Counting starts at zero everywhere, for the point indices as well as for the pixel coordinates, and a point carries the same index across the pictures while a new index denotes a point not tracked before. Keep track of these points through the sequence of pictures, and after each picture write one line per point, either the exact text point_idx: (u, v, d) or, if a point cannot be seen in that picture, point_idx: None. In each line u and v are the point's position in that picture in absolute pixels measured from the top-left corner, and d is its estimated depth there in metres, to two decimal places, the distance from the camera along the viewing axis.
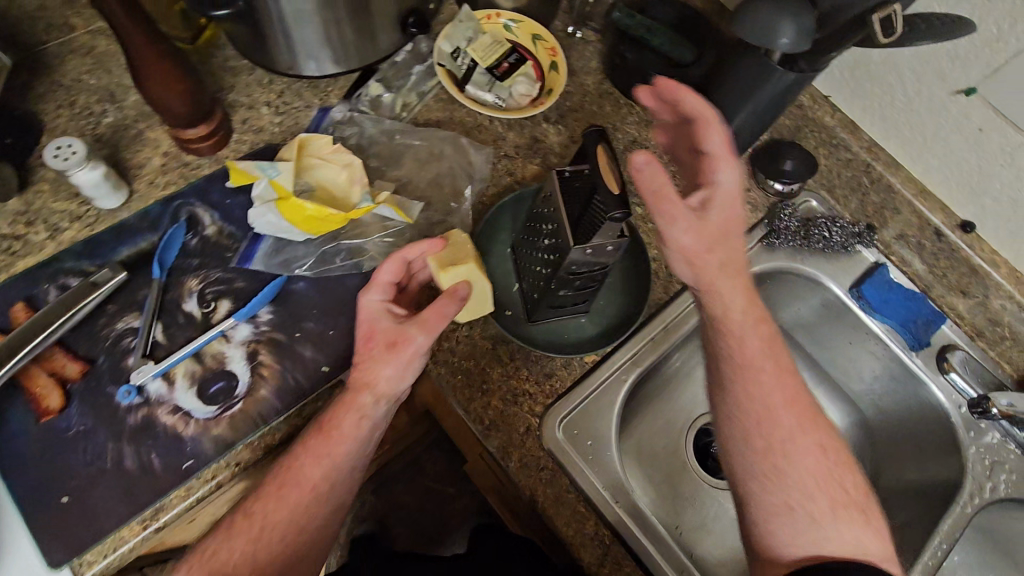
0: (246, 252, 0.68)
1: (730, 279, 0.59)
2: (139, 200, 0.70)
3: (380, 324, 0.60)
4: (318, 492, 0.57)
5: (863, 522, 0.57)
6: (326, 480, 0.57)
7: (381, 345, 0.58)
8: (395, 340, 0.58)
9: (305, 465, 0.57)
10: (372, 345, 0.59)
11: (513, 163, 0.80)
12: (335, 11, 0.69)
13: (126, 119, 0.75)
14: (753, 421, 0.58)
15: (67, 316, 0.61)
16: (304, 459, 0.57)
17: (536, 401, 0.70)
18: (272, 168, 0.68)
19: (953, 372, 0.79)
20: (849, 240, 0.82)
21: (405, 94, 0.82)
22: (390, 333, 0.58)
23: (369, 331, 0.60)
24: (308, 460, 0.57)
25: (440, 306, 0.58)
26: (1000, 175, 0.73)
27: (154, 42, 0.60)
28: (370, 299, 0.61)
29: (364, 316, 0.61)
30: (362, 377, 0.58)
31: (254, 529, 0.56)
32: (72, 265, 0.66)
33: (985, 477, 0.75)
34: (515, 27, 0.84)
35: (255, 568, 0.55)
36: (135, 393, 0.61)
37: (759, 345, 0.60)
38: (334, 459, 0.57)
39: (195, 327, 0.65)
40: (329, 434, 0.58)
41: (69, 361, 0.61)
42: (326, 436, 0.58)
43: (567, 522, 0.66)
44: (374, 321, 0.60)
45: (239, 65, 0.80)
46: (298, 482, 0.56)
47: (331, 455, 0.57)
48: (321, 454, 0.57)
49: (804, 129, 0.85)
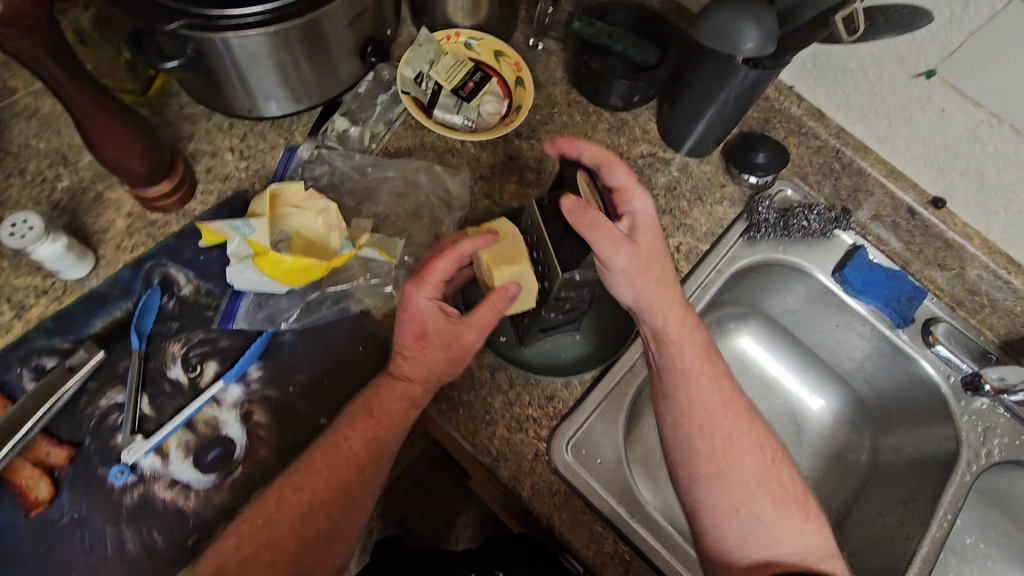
0: (227, 310, 0.66)
1: (664, 291, 0.61)
2: (107, 267, 0.68)
3: (435, 324, 0.59)
4: (355, 472, 0.58)
5: (804, 517, 0.59)
6: (365, 459, 0.58)
7: (437, 344, 0.59)
8: (451, 339, 0.59)
9: (347, 443, 0.59)
10: (426, 344, 0.59)
11: (489, 185, 0.79)
12: (290, 51, 0.67)
13: (83, 181, 0.71)
14: (695, 426, 0.60)
15: (50, 401, 0.58)
16: (346, 437, 0.59)
17: (541, 425, 0.70)
18: (245, 225, 0.62)
19: (939, 344, 0.81)
20: (827, 226, 0.84)
21: (372, 125, 0.80)
22: (447, 333, 0.59)
23: (421, 329, 0.59)
24: (359, 441, 0.58)
25: (496, 304, 0.59)
26: (965, 151, 0.74)
27: (105, 106, 0.57)
28: (421, 297, 0.59)
29: (416, 314, 0.60)
30: (413, 372, 0.60)
31: (287, 505, 0.56)
32: (44, 345, 0.63)
33: (980, 444, 0.77)
34: (476, 45, 0.83)
35: (294, 544, 0.56)
36: (128, 472, 0.59)
37: (696, 353, 0.62)
38: (378, 441, 0.59)
39: (184, 394, 0.63)
40: (381, 420, 0.59)
41: (53, 447, 0.59)
42: (376, 419, 0.60)
43: (586, 543, 0.66)
44: (426, 320, 0.59)
45: (196, 111, 0.78)
46: (337, 461, 0.58)
47: (382, 440, 0.59)
48: (373, 438, 0.59)
49: (772, 121, 0.86)
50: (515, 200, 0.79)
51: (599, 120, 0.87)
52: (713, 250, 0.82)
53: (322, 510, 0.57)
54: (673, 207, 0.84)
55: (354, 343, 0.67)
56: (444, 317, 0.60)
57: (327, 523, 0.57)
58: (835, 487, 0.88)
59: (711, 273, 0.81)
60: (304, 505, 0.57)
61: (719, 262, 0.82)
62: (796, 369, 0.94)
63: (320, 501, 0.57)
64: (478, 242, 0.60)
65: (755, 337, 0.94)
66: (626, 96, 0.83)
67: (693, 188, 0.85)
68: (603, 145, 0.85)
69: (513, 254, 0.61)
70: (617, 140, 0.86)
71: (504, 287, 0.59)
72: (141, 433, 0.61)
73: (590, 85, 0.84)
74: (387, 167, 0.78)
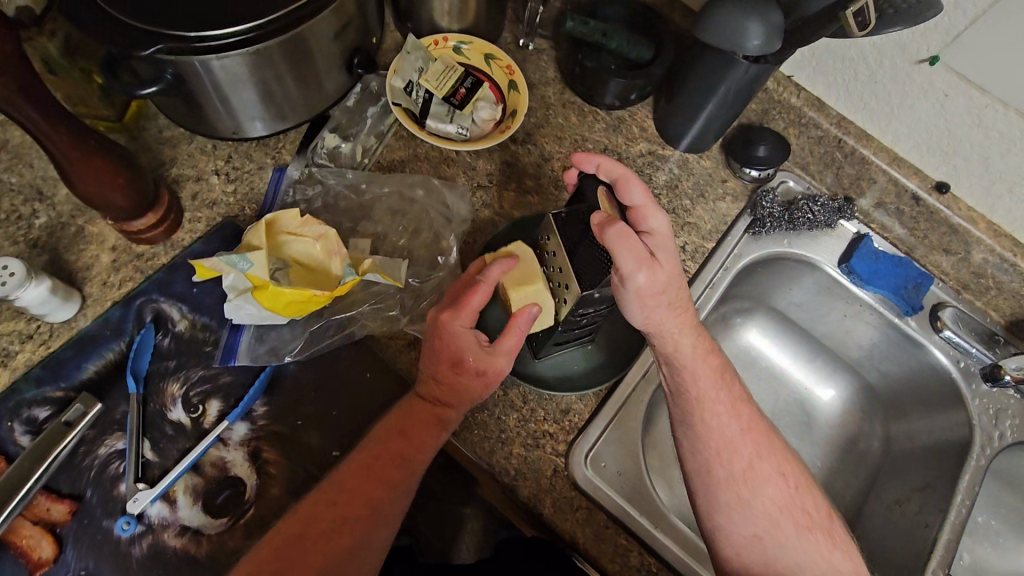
0: (228, 348, 0.63)
1: (677, 316, 0.58)
2: (95, 306, 0.64)
3: (469, 353, 0.57)
4: (387, 485, 0.57)
5: (830, 543, 0.58)
6: (397, 472, 0.57)
7: (472, 373, 0.58)
8: (485, 368, 0.58)
9: (379, 456, 0.57)
10: (461, 372, 0.58)
11: (488, 194, 0.77)
12: (274, 69, 0.64)
13: (61, 216, 0.68)
14: (714, 453, 0.59)
15: (49, 455, 0.56)
16: (378, 450, 0.58)
17: (558, 440, 0.68)
18: (242, 261, 0.58)
19: (948, 329, 0.80)
20: (833, 216, 0.83)
21: (363, 139, 0.77)
22: (481, 363, 0.58)
23: (457, 357, 0.58)
24: (389, 453, 0.57)
25: (520, 327, 0.58)
26: (969, 136, 0.73)
27: (81, 142, 0.54)
28: (457, 325, 0.57)
29: (452, 341, 0.57)
30: (446, 397, 0.59)
31: (318, 517, 0.55)
32: (34, 394, 0.60)
33: (993, 427, 0.77)
34: (465, 48, 0.80)
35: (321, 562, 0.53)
36: (135, 522, 0.57)
37: (711, 378, 0.60)
38: (411, 455, 0.58)
39: (188, 436, 0.60)
40: (412, 435, 0.58)
41: (53, 503, 0.57)
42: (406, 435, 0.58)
43: (612, 558, 0.64)
44: (462, 349, 0.57)
45: (177, 134, 0.74)
46: (369, 473, 0.57)
47: (412, 456, 0.58)
48: (402, 452, 0.58)
49: (770, 112, 0.85)
50: (516, 209, 0.77)
51: (595, 120, 0.84)
52: (719, 248, 0.81)
53: (354, 524, 0.55)
54: (676, 205, 0.82)
55: (362, 369, 0.65)
56: (478, 344, 0.58)
57: (358, 537, 0.55)
58: (849, 477, 0.86)
59: (718, 271, 0.80)
60: (336, 518, 0.55)
61: (726, 259, 0.81)
62: (804, 360, 0.93)
63: (351, 514, 0.55)
64: (502, 266, 0.59)
65: (762, 331, 0.93)
66: (622, 94, 0.81)
67: (695, 185, 0.84)
68: (601, 146, 0.83)
69: (532, 277, 0.59)
70: (615, 139, 0.84)
71: (526, 308, 0.57)
72: (144, 480, 0.58)
73: (585, 84, 0.82)
74: (381, 181, 0.75)
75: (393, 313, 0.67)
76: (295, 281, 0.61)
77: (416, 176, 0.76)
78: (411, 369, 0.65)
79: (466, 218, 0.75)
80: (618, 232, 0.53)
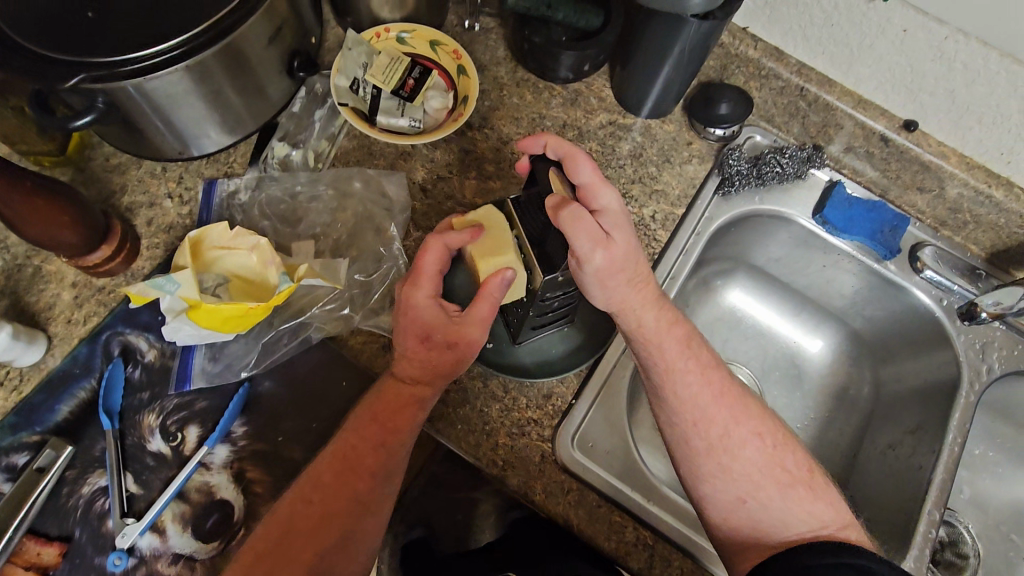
0: (181, 372, 0.63)
1: (637, 291, 0.59)
2: (63, 345, 0.64)
3: (437, 323, 0.57)
4: (367, 477, 0.56)
5: (814, 496, 0.57)
6: (373, 465, 0.57)
7: (443, 346, 0.57)
8: (455, 340, 0.57)
9: (355, 452, 0.57)
10: (432, 347, 0.57)
11: (449, 185, 0.75)
12: (211, 85, 0.62)
13: (16, 259, 0.67)
14: (689, 424, 0.59)
15: (32, 501, 0.56)
16: (352, 445, 0.57)
17: (543, 425, 0.67)
18: (169, 282, 0.57)
19: (928, 269, 0.79)
20: (802, 166, 0.81)
21: (314, 144, 0.75)
22: (451, 333, 0.57)
23: (425, 331, 0.57)
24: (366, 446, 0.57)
25: (492, 295, 0.55)
26: (933, 71, 0.71)
27: (15, 182, 0.52)
28: (421, 296, 0.57)
29: (418, 315, 0.57)
30: (419, 374, 0.58)
31: (301, 516, 0.55)
32: (10, 441, 0.60)
33: (979, 360, 0.76)
34: (408, 38, 0.78)
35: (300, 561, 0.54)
36: (126, 556, 0.58)
37: (678, 348, 0.60)
38: (386, 445, 0.57)
39: (170, 465, 0.60)
40: (386, 425, 0.57)
41: (42, 547, 0.57)
42: (381, 424, 0.57)
43: (608, 537, 0.64)
44: (429, 322, 0.57)
45: (124, 160, 0.73)
46: (346, 469, 0.56)
47: (389, 445, 0.57)
48: (380, 444, 0.57)
49: (730, 67, 0.83)
50: (478, 197, 0.75)
51: (551, 95, 0.82)
52: (689, 213, 0.79)
53: (336, 519, 0.55)
54: (642, 174, 0.80)
55: (336, 377, 0.64)
56: (446, 315, 0.57)
57: (343, 531, 0.56)
58: (842, 425, 0.86)
59: (690, 237, 0.78)
60: (318, 517, 0.55)
61: (698, 224, 0.79)
62: (790, 314, 0.92)
63: (333, 513, 0.55)
64: (463, 234, 0.57)
65: (745, 290, 0.92)
66: (576, 66, 0.78)
67: (660, 151, 0.82)
68: (560, 122, 0.81)
69: (498, 241, 0.56)
70: (573, 113, 0.82)
71: (501, 270, 0.55)
72: (131, 514, 0.58)
73: (536, 60, 0.79)
74: (338, 185, 0.73)
75: (348, 312, 0.66)
76: (233, 295, 0.62)
77: (373, 175, 0.74)
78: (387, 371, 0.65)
79: (429, 212, 0.73)
80: (570, 215, 0.52)
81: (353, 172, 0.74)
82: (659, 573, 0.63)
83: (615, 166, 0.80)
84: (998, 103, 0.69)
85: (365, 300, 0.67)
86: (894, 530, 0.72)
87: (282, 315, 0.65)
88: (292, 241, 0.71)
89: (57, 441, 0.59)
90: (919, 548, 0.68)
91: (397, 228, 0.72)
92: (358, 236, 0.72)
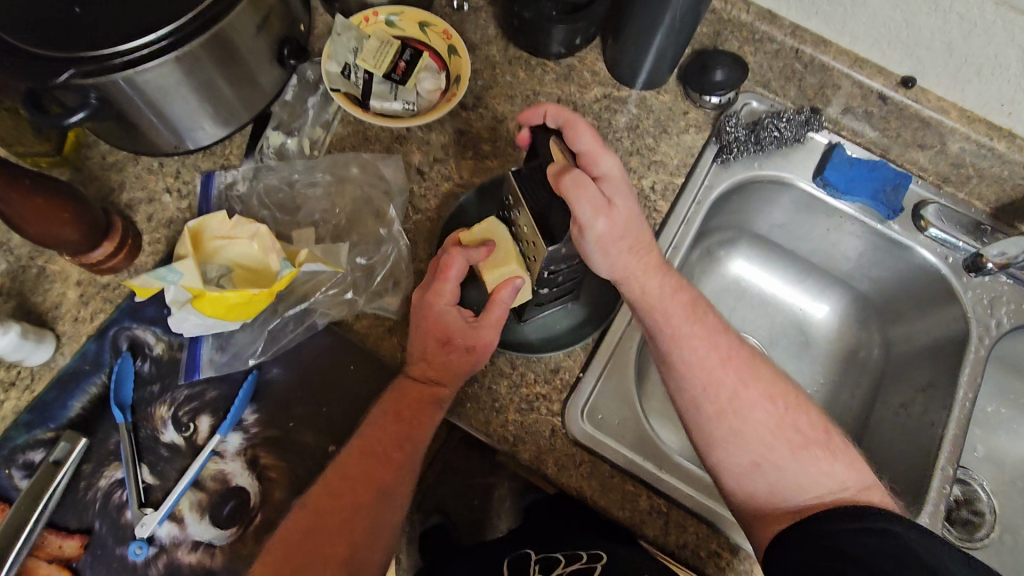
0: (190, 363, 0.64)
1: (641, 259, 0.59)
2: (71, 343, 0.65)
3: (459, 330, 0.58)
4: (392, 467, 0.57)
5: (829, 456, 0.57)
6: (400, 456, 0.58)
7: (462, 349, 0.58)
8: (474, 343, 0.58)
9: (378, 445, 0.58)
10: (451, 350, 0.58)
11: (447, 166, 0.75)
12: (200, 76, 0.62)
13: (20, 260, 0.67)
14: (698, 389, 0.60)
15: (51, 493, 0.58)
16: (375, 439, 0.58)
17: (552, 400, 0.67)
18: (172, 273, 0.58)
19: (933, 227, 0.78)
20: (800, 129, 0.80)
21: (309, 132, 0.75)
22: (471, 338, 0.58)
23: (446, 336, 0.58)
24: (384, 435, 0.58)
25: (506, 299, 0.57)
26: (929, 23, 0.70)
27: (12, 181, 0.53)
28: (443, 303, 0.57)
29: (437, 321, 0.58)
30: (438, 376, 0.59)
31: (327, 510, 0.55)
32: (26, 439, 0.61)
33: (988, 316, 0.75)
34: (397, 20, 0.77)
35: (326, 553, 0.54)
36: (147, 545, 0.59)
37: (683, 314, 0.60)
38: (410, 437, 0.58)
39: (184, 455, 0.62)
40: (409, 420, 0.58)
41: (64, 540, 0.59)
42: (404, 419, 0.58)
43: (621, 506, 0.64)
44: (449, 327, 0.57)
45: (120, 158, 0.73)
46: (370, 461, 0.57)
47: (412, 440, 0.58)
48: (401, 438, 0.58)
49: (723, 33, 0.82)
50: (476, 176, 0.75)
51: (544, 71, 0.82)
52: (688, 182, 0.78)
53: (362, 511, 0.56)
54: (639, 145, 0.80)
55: (344, 361, 0.65)
56: (462, 320, 0.58)
57: (364, 524, 0.56)
58: (853, 389, 0.86)
59: (691, 206, 0.77)
60: (343, 510, 0.55)
61: (697, 193, 0.78)
62: (795, 280, 0.91)
63: (360, 504, 0.56)
64: (479, 251, 0.58)
65: (749, 258, 0.91)
66: (567, 40, 0.77)
67: (656, 122, 0.81)
68: (554, 98, 0.81)
69: (509, 257, 0.59)
70: (567, 88, 0.81)
71: (511, 279, 0.57)
72: (149, 504, 0.60)
73: (527, 36, 0.78)
74: (335, 171, 0.73)
75: (350, 296, 0.67)
76: (237, 283, 0.62)
77: (369, 159, 0.74)
78: (394, 354, 0.65)
79: (427, 194, 0.73)
80: (572, 182, 0.53)
81: (350, 157, 0.73)
82: (675, 540, 0.63)
83: (611, 139, 0.80)
84: (997, 53, 0.68)
85: (366, 284, 0.67)
86: (908, 489, 0.71)
87: (287, 302, 0.66)
88: (292, 229, 0.71)
89: (72, 434, 0.61)
90: (933, 504, 0.67)
91: (396, 211, 0.71)
92: (357, 222, 0.72)
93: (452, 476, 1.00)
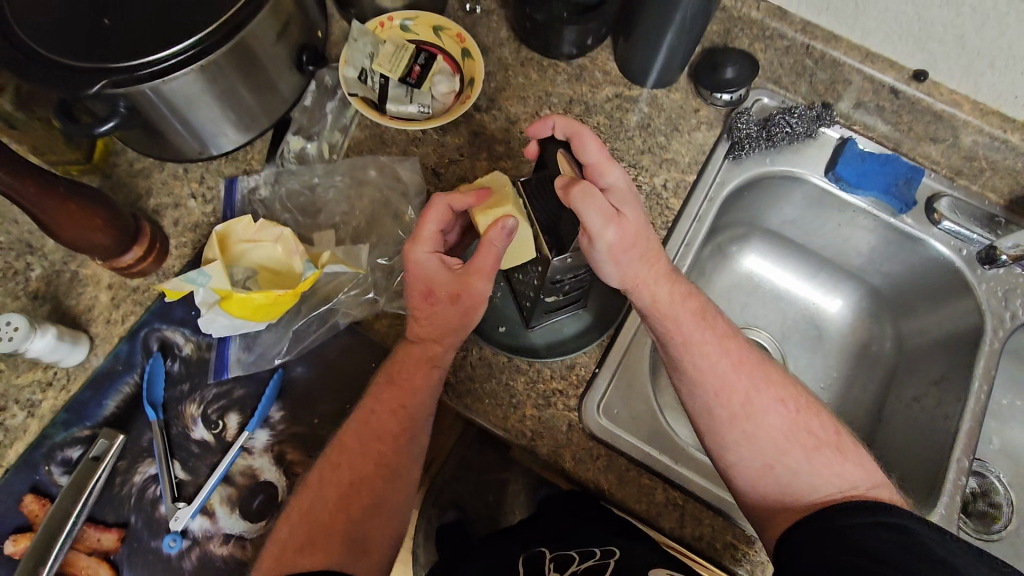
0: (218, 363, 0.66)
1: (650, 267, 0.60)
2: (104, 344, 0.67)
3: (440, 278, 0.58)
4: (400, 439, 0.60)
5: (841, 458, 0.58)
6: (406, 427, 0.60)
7: (446, 300, 0.58)
8: (459, 292, 0.58)
9: (381, 415, 0.60)
10: (434, 301, 0.59)
11: (461, 168, 0.77)
12: (223, 83, 0.64)
13: (54, 265, 0.69)
14: (710, 395, 0.61)
15: (89, 488, 0.61)
16: (380, 417, 0.60)
17: (569, 395, 0.69)
18: (201, 275, 0.60)
19: (946, 220, 0.78)
20: (812, 124, 0.81)
21: (327, 136, 0.77)
22: (454, 286, 0.58)
23: (428, 286, 0.59)
24: (392, 412, 0.60)
25: (493, 243, 0.55)
26: (940, 17, 0.70)
27: (49, 189, 0.55)
28: (422, 252, 0.58)
29: (418, 270, 0.59)
30: (428, 331, 0.60)
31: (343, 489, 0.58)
32: (64, 437, 0.64)
33: (1003, 308, 0.75)
34: (412, 24, 0.79)
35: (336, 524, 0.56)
36: (180, 538, 0.62)
37: (692, 318, 0.62)
38: (415, 405, 0.60)
39: (214, 451, 0.64)
40: (411, 386, 0.60)
41: (102, 533, 0.62)
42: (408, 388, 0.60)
43: (637, 498, 0.65)
44: (432, 277, 0.58)
45: (146, 164, 0.75)
46: (382, 437, 0.59)
47: (417, 407, 0.60)
48: (405, 407, 0.60)
49: (733, 31, 0.82)
50: None
51: (556, 72, 0.83)
52: (700, 179, 0.79)
53: (377, 483, 0.58)
54: (652, 144, 0.81)
55: (367, 360, 0.67)
56: (447, 271, 0.59)
57: (378, 498, 0.58)
58: (865, 382, 0.86)
59: (703, 203, 0.78)
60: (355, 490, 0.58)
61: (710, 189, 0.79)
62: (809, 277, 0.92)
63: (376, 476, 0.59)
64: (466, 197, 0.59)
65: (760, 255, 0.92)
66: (579, 41, 0.78)
67: (668, 120, 0.82)
68: (566, 98, 0.82)
69: (503, 199, 0.58)
70: (578, 89, 0.82)
71: (501, 220, 0.55)
72: (182, 498, 0.63)
73: (539, 38, 0.80)
74: (353, 174, 0.75)
75: (371, 296, 0.68)
76: (262, 284, 0.64)
77: (386, 162, 0.75)
78: None
79: None
80: (582, 191, 0.53)
81: (367, 160, 0.75)
82: (691, 532, 0.64)
83: (624, 138, 0.81)
84: (1010, 44, 0.68)
85: (384, 286, 0.69)
86: (923, 480, 0.72)
87: (310, 303, 0.68)
88: (313, 232, 0.73)
89: (108, 432, 0.63)
90: (949, 496, 0.68)
91: (414, 212, 0.73)
92: (376, 223, 0.74)
93: (468, 471, 1.02)
